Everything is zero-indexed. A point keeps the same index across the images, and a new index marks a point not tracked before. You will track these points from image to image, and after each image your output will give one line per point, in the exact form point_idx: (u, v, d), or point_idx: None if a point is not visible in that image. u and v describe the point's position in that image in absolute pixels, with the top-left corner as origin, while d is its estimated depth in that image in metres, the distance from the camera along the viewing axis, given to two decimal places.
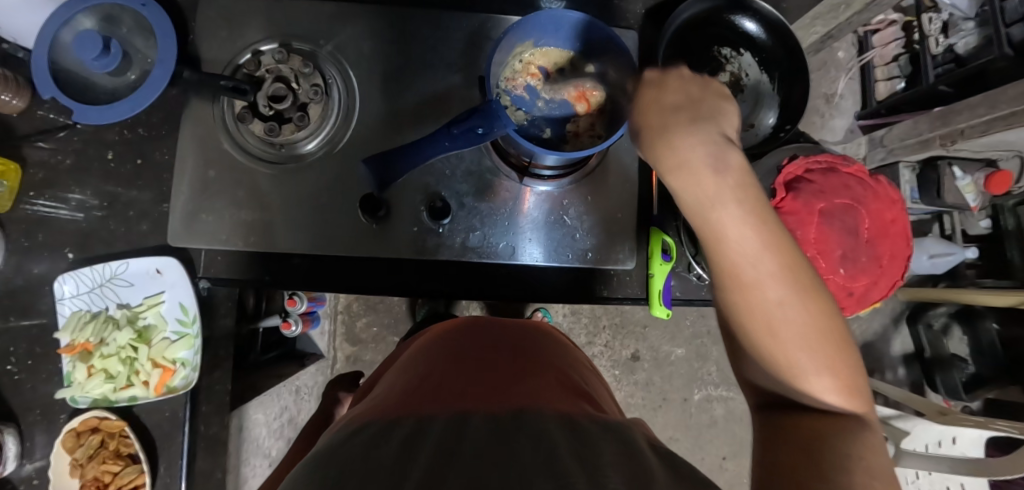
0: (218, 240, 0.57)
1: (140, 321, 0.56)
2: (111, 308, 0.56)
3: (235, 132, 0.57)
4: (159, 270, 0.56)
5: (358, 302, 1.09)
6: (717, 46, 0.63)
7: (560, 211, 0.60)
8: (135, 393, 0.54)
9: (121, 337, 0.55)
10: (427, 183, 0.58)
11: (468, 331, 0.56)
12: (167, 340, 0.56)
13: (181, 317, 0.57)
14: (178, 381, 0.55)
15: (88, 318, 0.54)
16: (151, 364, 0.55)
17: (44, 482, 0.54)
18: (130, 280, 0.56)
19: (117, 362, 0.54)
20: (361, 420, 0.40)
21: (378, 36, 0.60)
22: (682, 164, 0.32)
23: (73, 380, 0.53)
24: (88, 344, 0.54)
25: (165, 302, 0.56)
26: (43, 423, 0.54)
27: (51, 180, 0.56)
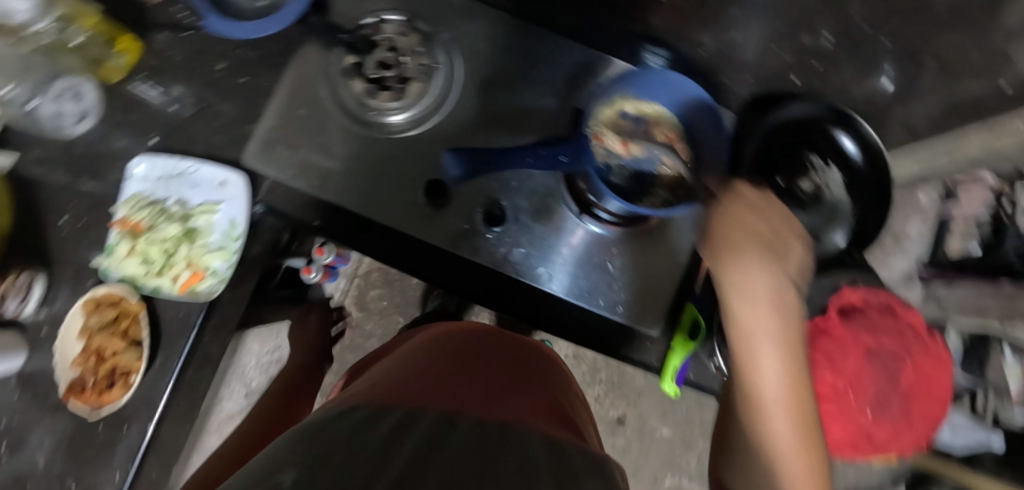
0: (273, 172, 0.59)
1: (190, 222, 0.60)
2: (167, 202, 0.59)
3: (336, 82, 0.60)
4: (223, 182, 0.59)
5: (378, 273, 1.10)
6: (808, 153, 0.64)
7: (607, 257, 0.60)
8: (161, 284, 0.57)
9: (171, 232, 0.60)
10: (491, 188, 0.59)
11: (465, 336, 0.56)
12: (206, 247, 0.59)
13: (228, 232, 0.60)
14: (202, 289, 0.57)
15: (145, 203, 0.58)
16: (185, 263, 0.58)
17: (52, 335, 0.57)
18: (194, 183, 0.59)
19: (157, 253, 0.58)
20: (357, 400, 0.41)
21: (492, 39, 0.62)
22: (748, 290, 0.46)
23: (113, 253, 0.57)
24: (139, 225, 0.58)
25: (218, 213, 0.59)
26: (71, 279, 0.57)
27: (160, 69, 0.60)
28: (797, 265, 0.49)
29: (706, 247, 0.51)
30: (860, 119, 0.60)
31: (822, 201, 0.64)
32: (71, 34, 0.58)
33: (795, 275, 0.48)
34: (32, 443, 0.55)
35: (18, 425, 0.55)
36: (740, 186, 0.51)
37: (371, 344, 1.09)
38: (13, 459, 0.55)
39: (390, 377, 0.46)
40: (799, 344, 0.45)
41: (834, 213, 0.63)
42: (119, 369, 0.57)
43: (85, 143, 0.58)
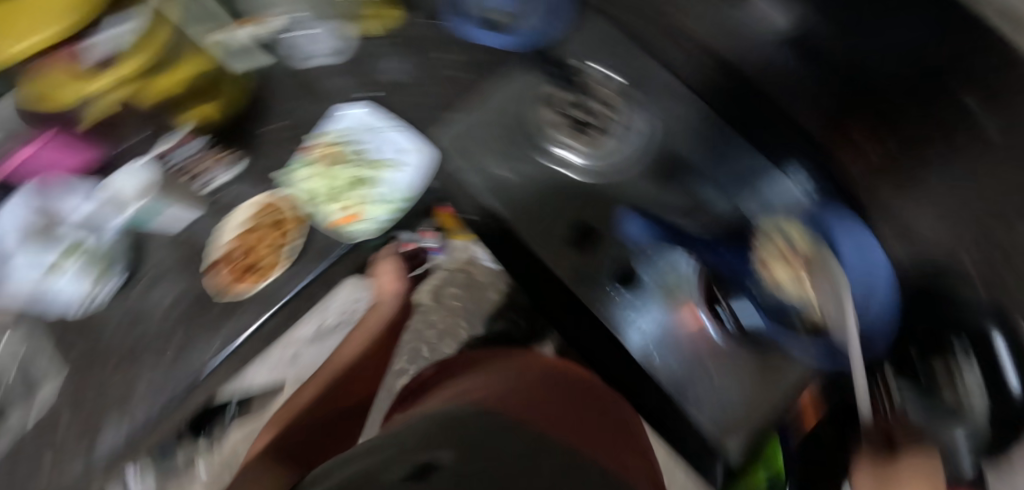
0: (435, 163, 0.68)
1: (364, 168, 0.68)
2: (354, 146, 0.69)
3: (535, 108, 0.67)
4: (407, 150, 0.68)
5: (462, 276, 1.14)
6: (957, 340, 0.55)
7: (711, 355, 0.59)
8: (321, 211, 0.68)
9: (347, 171, 0.68)
10: (629, 249, 0.62)
11: (549, 373, 0.54)
12: (367, 196, 0.68)
13: (391, 192, 0.68)
14: (353, 231, 0.68)
15: (340, 142, 0.70)
16: (347, 203, 0.67)
17: (224, 209, 0.69)
18: (384, 141, 0.69)
19: (329, 182, 0.68)
20: (463, 401, 0.39)
21: (667, 116, 0.68)
22: None
23: (297, 172, 0.69)
24: (326, 157, 0.69)
25: (387, 171, 0.68)
26: (257, 176, 0.70)
27: (397, 42, 0.74)
28: None
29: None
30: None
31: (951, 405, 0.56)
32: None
33: None
34: (167, 285, 0.67)
35: (164, 268, 0.67)
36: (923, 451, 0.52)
37: (427, 333, 1.12)
38: (150, 291, 0.67)
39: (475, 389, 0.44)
40: None
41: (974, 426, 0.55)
42: (262, 261, 0.67)
43: (324, 80, 0.74)
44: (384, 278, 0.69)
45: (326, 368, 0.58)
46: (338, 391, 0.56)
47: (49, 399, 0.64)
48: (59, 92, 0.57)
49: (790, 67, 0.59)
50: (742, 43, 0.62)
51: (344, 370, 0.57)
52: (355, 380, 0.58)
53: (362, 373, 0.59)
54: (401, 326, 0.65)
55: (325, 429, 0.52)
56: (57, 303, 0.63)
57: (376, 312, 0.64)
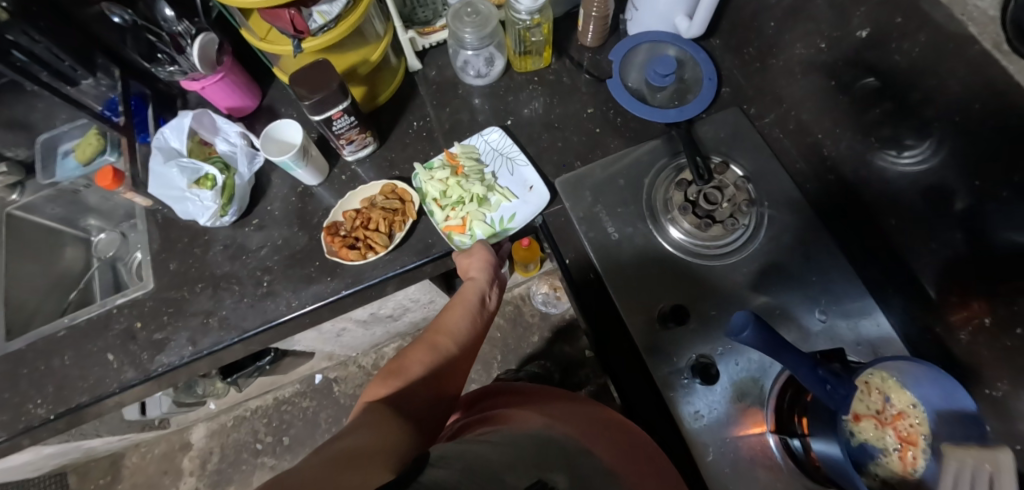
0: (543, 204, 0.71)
1: (489, 190, 0.72)
2: (486, 167, 0.74)
3: (659, 183, 0.69)
4: (534, 188, 0.72)
5: (510, 309, 1.21)
6: None
7: (768, 480, 0.56)
8: (436, 212, 0.71)
9: (473, 186, 0.71)
10: (715, 345, 0.61)
11: (630, 434, 0.54)
12: (482, 216, 0.71)
13: (504, 221, 0.71)
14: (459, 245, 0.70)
15: (476, 159, 0.74)
16: (463, 214, 0.71)
17: (344, 184, 0.75)
18: (513, 172, 0.73)
19: (454, 191, 0.71)
20: (540, 453, 0.45)
21: (791, 226, 0.66)
22: None
23: (430, 169, 0.73)
24: (460, 166, 0.73)
25: (510, 202, 0.72)
26: (382, 163, 0.76)
27: (544, 84, 0.80)
28: None
29: None
30: None
31: None
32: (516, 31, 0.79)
33: None
34: (270, 232, 0.73)
35: (274, 216, 0.74)
36: None
37: None
38: (256, 234, 0.73)
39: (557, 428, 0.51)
40: None
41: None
42: (366, 241, 0.69)
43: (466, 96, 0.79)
44: (471, 262, 0.67)
45: (437, 334, 0.59)
46: (446, 371, 0.55)
47: (141, 294, 0.71)
48: (275, 41, 0.66)
49: (913, 217, 0.58)
50: (881, 178, 0.61)
51: (456, 342, 0.59)
52: (463, 362, 0.58)
53: (467, 352, 0.59)
54: (490, 311, 0.66)
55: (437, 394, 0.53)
56: (185, 212, 0.72)
57: (470, 292, 0.63)
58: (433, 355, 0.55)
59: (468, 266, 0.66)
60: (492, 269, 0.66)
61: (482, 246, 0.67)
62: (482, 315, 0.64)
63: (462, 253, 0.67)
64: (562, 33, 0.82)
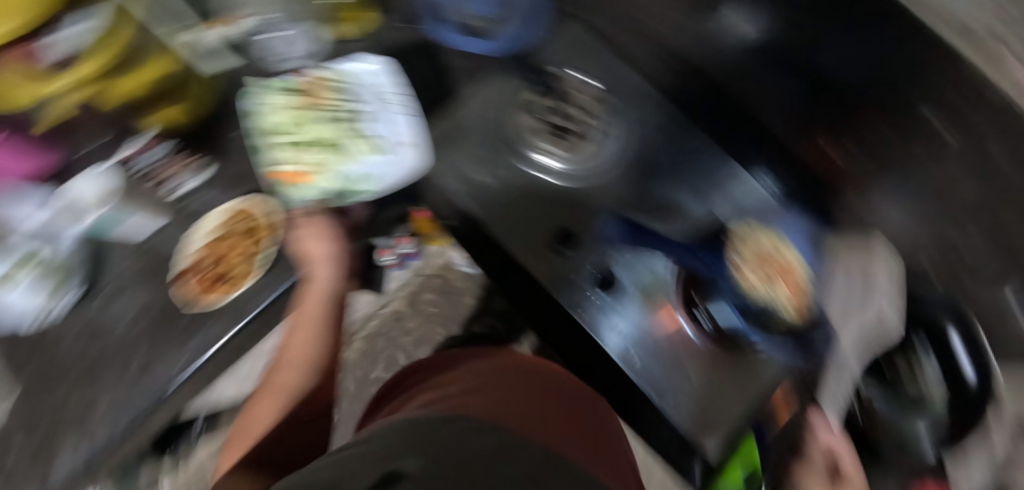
0: (421, 158, 0.64)
1: (347, 139, 0.66)
2: (350, 110, 0.67)
3: (514, 113, 0.67)
4: (406, 145, 0.65)
5: (439, 281, 1.14)
6: (917, 342, 0.55)
7: (689, 360, 0.60)
8: (272, 150, 0.65)
9: (325, 129, 0.66)
10: (611, 254, 0.62)
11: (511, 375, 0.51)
12: (327, 171, 0.65)
13: (356, 177, 0.65)
14: (282, 190, 0.65)
15: (342, 99, 0.67)
16: (302, 162, 0.64)
17: (192, 216, 0.67)
18: (388, 121, 0.67)
19: (298, 131, 0.65)
20: (392, 432, 0.32)
21: (656, 122, 0.67)
22: None
23: (275, 93, 0.66)
24: (313, 97, 0.67)
25: (373, 158, 0.66)
26: (227, 180, 0.69)
27: (371, 45, 0.74)
28: None
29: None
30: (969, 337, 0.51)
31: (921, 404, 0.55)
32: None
33: None
34: (132, 294, 0.65)
35: (127, 276, 0.65)
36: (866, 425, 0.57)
37: (404, 341, 1.12)
38: (115, 299, 0.65)
39: (472, 387, 0.46)
40: None
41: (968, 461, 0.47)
42: (230, 272, 0.65)
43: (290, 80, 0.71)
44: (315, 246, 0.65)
45: (282, 370, 0.55)
46: (313, 398, 0.53)
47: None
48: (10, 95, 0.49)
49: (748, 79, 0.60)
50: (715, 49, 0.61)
51: (304, 366, 0.54)
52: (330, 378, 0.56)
53: (326, 375, 0.55)
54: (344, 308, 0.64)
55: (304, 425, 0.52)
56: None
57: (315, 294, 0.61)
58: (281, 398, 0.52)
59: (307, 239, 0.65)
60: (331, 248, 0.66)
61: (313, 217, 0.66)
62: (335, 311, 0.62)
63: (308, 238, 0.65)
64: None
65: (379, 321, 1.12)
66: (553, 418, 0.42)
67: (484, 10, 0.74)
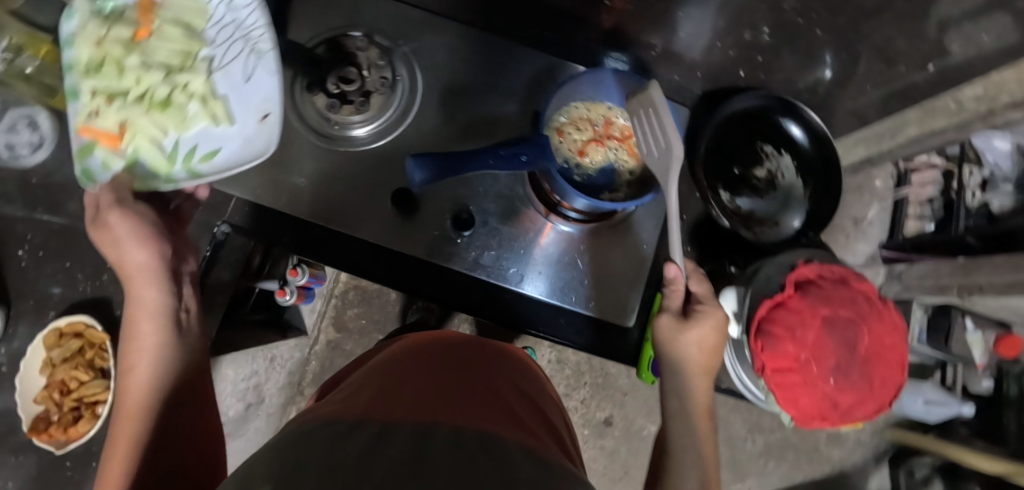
0: (269, 132, 0.51)
1: (185, 97, 0.52)
2: (197, 57, 0.53)
3: (298, 100, 0.60)
4: (264, 115, 0.52)
5: (354, 292, 1.10)
6: (759, 142, 0.65)
7: (576, 254, 0.62)
8: (83, 104, 0.49)
9: (155, 79, 0.51)
10: (459, 194, 0.61)
11: (404, 356, 0.43)
12: (157, 142, 0.50)
13: (188, 151, 0.51)
14: (77, 154, 0.48)
15: (182, 43, 0.52)
16: (122, 124, 0.49)
17: (12, 370, 0.56)
18: (245, 77, 0.53)
19: (116, 81, 0.50)
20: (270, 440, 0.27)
21: (453, 51, 0.64)
22: (692, 337, 0.47)
23: (88, 28, 0.50)
24: (145, 30, 0.52)
25: (221, 128, 0.52)
26: (32, 314, 0.58)
27: None
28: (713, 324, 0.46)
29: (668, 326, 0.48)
30: (803, 107, 0.62)
31: (776, 187, 0.64)
32: (23, 62, 0.55)
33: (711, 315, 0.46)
34: None
35: None
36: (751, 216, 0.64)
37: None
38: None
39: (378, 374, 0.38)
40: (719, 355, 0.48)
41: (915, 214, 0.93)
42: (86, 401, 0.56)
43: (40, 172, 0.59)
44: (121, 244, 0.43)
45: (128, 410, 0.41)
46: (181, 405, 0.44)
47: None
48: None
49: None
50: None
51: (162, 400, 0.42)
52: (200, 395, 0.47)
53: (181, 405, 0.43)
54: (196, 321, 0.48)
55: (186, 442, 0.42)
56: None
57: (150, 315, 0.44)
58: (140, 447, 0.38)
59: (120, 248, 0.43)
60: (165, 257, 0.45)
61: (123, 216, 0.43)
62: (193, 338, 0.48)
63: (99, 233, 0.43)
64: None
65: (317, 358, 1.08)
66: (448, 381, 0.38)
67: None
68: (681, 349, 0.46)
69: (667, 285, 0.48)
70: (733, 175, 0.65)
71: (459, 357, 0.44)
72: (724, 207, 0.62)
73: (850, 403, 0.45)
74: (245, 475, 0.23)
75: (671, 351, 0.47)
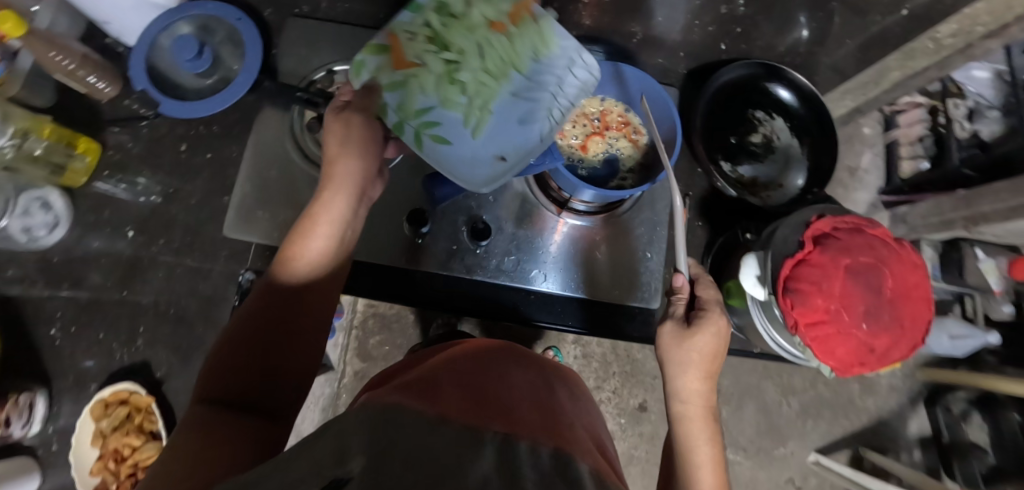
0: (494, 175, 0.53)
1: (466, 90, 0.54)
2: (524, 88, 0.54)
3: (300, 137, 0.63)
4: (501, 158, 0.53)
5: (373, 319, 1.11)
6: (750, 110, 0.66)
7: (592, 246, 0.64)
8: (412, 49, 0.53)
9: (469, 65, 0.54)
10: (470, 207, 0.62)
11: (470, 352, 0.46)
12: (415, 94, 0.52)
13: (432, 123, 0.53)
14: (369, 48, 0.52)
15: (539, 88, 0.54)
16: (409, 68, 0.52)
17: (62, 449, 0.57)
18: (522, 118, 0.54)
19: (457, 38, 0.54)
20: (373, 402, 0.31)
21: None
22: (693, 347, 0.46)
23: (501, 35, 0.54)
24: (501, 24, 0.54)
25: (471, 135, 0.54)
26: (73, 390, 0.58)
27: (123, 163, 0.64)
28: (715, 331, 0.47)
29: (668, 334, 0.48)
30: (787, 70, 0.64)
31: (773, 149, 0.66)
32: (31, 145, 0.56)
33: (717, 323, 0.47)
34: None
35: None
36: (755, 182, 0.65)
37: None
38: None
39: (449, 375, 0.39)
40: (718, 363, 0.48)
41: (908, 155, 0.92)
42: (140, 466, 0.56)
43: (61, 250, 0.61)
44: (345, 135, 0.46)
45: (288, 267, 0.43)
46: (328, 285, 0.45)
47: None
48: None
49: None
50: None
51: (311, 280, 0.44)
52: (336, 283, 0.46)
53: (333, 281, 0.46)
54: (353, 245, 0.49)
55: (288, 348, 0.41)
56: None
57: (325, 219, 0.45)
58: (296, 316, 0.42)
59: (344, 144, 0.46)
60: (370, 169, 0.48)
61: (364, 122, 0.47)
62: (343, 271, 0.47)
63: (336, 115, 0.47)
64: (71, 101, 0.63)
65: (347, 391, 1.08)
66: (515, 388, 0.40)
67: (193, 63, 0.60)
68: (683, 356, 0.47)
69: (673, 294, 0.49)
70: (730, 145, 0.66)
71: (519, 365, 0.46)
72: (728, 177, 0.63)
73: (886, 346, 0.45)
74: (357, 421, 0.27)
75: (672, 359, 0.47)
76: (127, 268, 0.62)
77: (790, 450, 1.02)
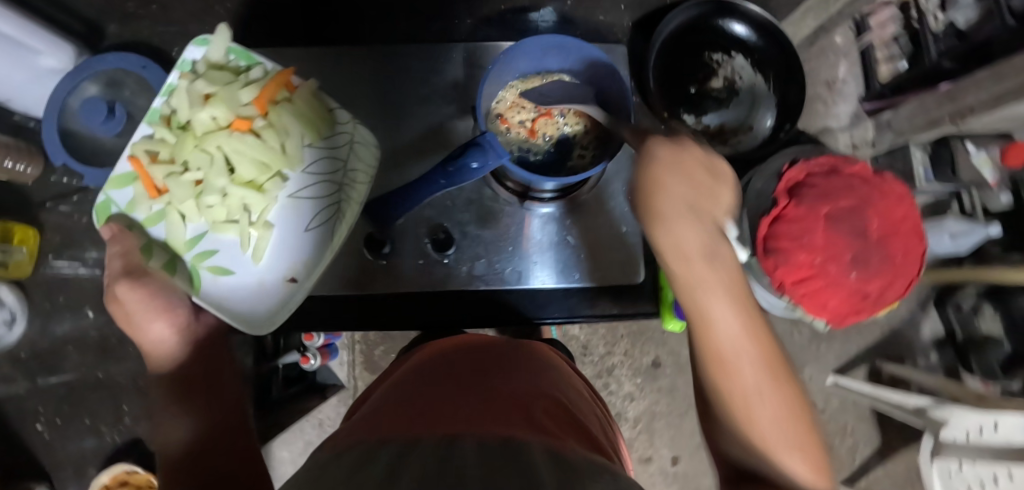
0: (288, 297, 0.52)
1: (231, 206, 0.50)
2: (301, 186, 0.52)
3: None
4: (295, 280, 0.53)
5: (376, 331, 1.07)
6: (705, 53, 0.62)
7: (563, 232, 0.61)
8: (158, 170, 0.48)
9: (216, 180, 0.48)
10: (431, 217, 0.60)
11: (448, 352, 0.44)
12: (182, 225, 0.51)
13: (208, 252, 0.52)
14: (112, 182, 0.49)
15: (322, 177, 0.52)
16: (160, 193, 0.49)
17: None
18: (310, 225, 0.53)
19: (191, 154, 0.48)
20: (329, 452, 0.29)
21: (373, 80, 0.63)
22: (679, 208, 0.31)
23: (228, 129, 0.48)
24: (240, 123, 0.48)
25: (257, 259, 0.52)
26: (74, 477, 0.58)
27: (67, 242, 0.61)
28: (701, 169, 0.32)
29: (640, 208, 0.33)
30: (739, 2, 0.60)
31: (738, 91, 0.62)
32: None
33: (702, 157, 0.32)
34: None
35: None
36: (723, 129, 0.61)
37: None
38: None
39: (414, 390, 0.37)
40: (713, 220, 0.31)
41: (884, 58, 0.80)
42: None
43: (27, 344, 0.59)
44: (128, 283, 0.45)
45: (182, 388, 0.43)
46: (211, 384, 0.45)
47: None
48: None
49: None
50: None
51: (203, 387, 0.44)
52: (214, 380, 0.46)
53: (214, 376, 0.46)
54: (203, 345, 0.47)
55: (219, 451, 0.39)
56: None
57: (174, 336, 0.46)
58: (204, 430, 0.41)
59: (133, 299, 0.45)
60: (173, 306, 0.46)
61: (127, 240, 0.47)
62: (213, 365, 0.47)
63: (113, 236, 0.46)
64: None
65: None
66: (492, 383, 0.37)
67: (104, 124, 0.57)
68: (685, 210, 0.31)
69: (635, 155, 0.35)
70: (691, 96, 0.62)
71: (484, 354, 0.43)
72: (692, 132, 0.60)
73: (882, 286, 0.43)
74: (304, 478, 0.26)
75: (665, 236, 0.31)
76: (100, 348, 0.60)
77: (808, 376, 0.95)
